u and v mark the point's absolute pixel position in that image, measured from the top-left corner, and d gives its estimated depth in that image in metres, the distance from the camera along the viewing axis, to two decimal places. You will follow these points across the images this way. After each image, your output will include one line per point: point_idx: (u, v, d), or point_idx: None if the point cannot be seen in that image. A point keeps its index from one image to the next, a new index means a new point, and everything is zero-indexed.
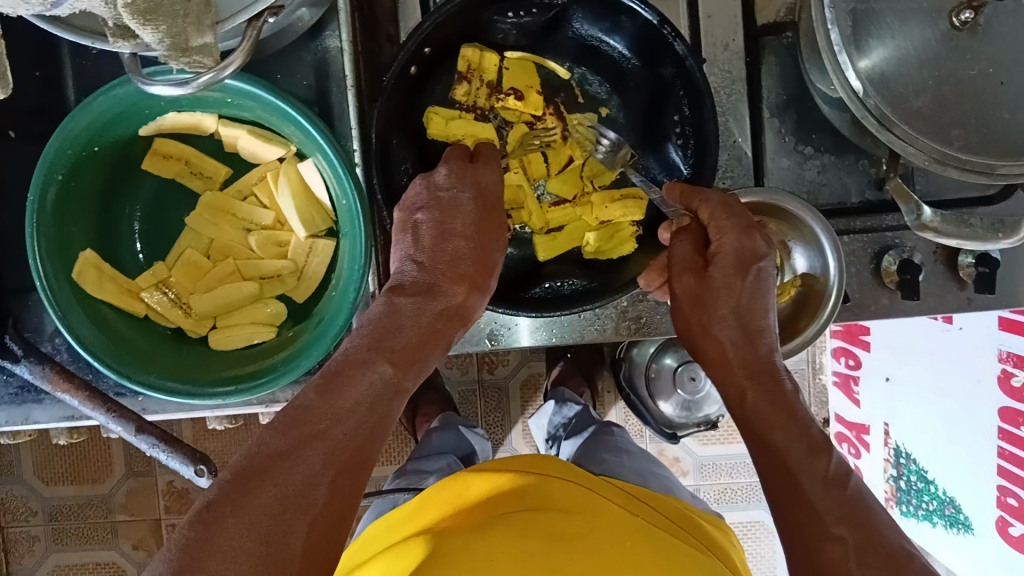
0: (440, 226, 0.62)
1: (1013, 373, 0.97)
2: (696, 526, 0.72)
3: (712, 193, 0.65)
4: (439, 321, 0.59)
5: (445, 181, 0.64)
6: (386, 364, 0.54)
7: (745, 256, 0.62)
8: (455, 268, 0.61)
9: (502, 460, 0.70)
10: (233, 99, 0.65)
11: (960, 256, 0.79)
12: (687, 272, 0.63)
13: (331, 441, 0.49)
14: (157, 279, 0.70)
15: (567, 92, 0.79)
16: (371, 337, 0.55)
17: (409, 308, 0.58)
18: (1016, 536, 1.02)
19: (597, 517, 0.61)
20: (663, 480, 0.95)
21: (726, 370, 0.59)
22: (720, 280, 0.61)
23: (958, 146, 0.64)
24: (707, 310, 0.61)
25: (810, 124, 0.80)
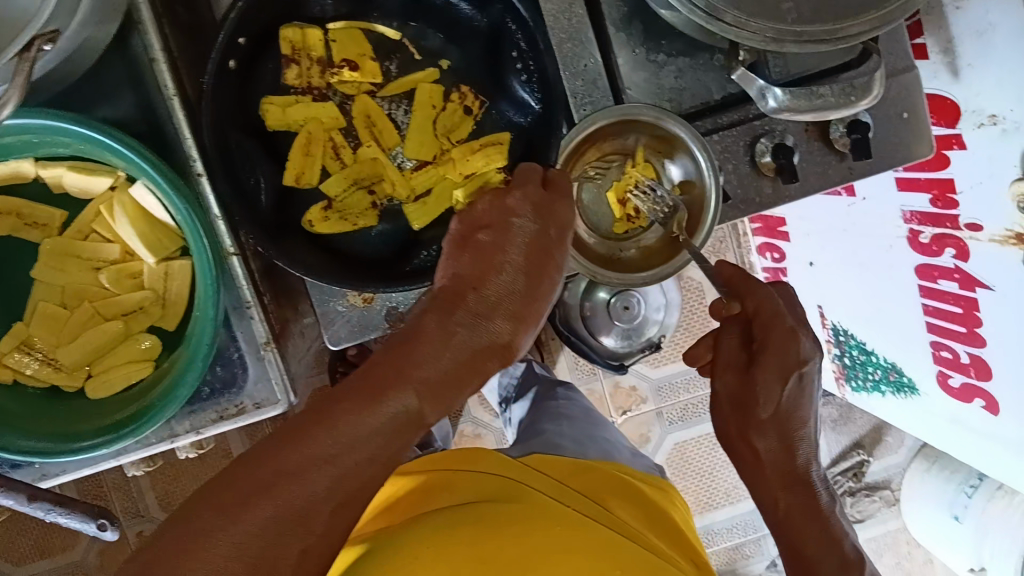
0: (495, 247, 0.57)
1: (920, 230, 0.97)
2: (624, 489, 0.74)
3: (764, 287, 0.60)
4: (473, 358, 0.52)
5: (518, 204, 0.59)
6: (412, 395, 0.48)
7: (787, 366, 0.60)
8: (502, 305, 0.55)
9: (479, 455, 0.71)
10: (41, 138, 0.61)
11: (832, 129, 0.78)
12: (729, 369, 0.62)
13: (343, 470, 0.44)
14: (18, 339, 0.66)
15: (402, 52, 0.76)
16: (389, 376, 0.48)
17: (444, 336, 0.51)
18: (958, 386, 1.03)
19: (520, 503, 0.63)
20: (600, 444, 0.95)
21: (762, 476, 0.62)
22: (761, 384, 0.60)
23: (792, 19, 0.63)
24: (748, 416, 0.61)
25: (657, 31, 0.77)
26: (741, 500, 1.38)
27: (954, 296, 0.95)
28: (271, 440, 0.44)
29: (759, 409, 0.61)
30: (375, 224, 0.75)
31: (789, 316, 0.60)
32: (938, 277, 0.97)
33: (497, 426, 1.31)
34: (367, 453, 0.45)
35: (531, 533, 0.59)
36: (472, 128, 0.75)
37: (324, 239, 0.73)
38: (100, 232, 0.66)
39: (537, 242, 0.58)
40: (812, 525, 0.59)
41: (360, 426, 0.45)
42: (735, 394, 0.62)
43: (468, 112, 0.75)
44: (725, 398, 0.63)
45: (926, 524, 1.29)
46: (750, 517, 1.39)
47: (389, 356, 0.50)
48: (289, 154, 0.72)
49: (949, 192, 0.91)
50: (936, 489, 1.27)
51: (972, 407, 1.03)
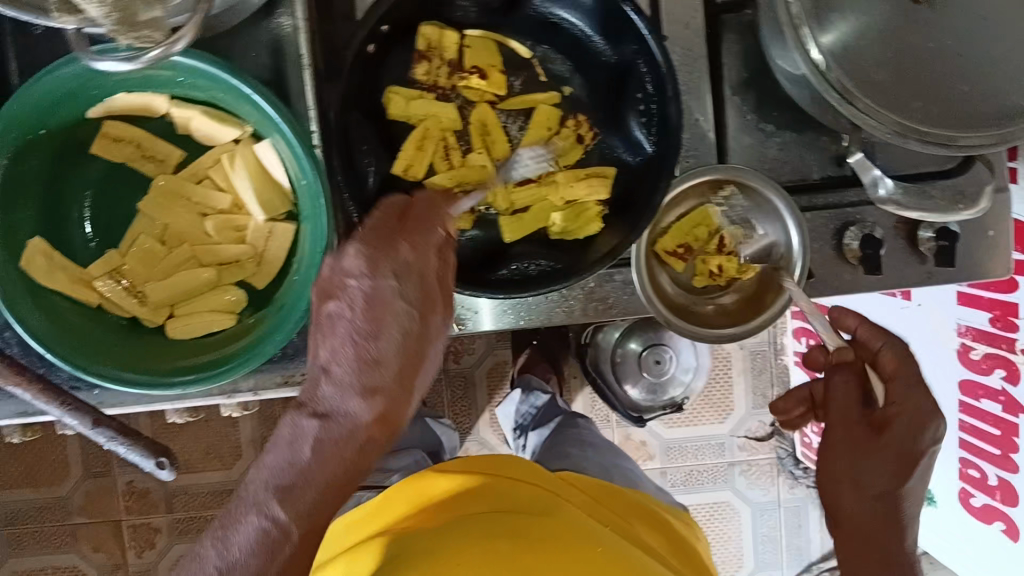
0: (358, 323, 0.54)
1: (972, 347, 0.98)
2: (656, 521, 0.74)
3: (888, 343, 0.62)
4: (349, 453, 0.53)
5: (353, 265, 0.55)
6: (281, 510, 0.50)
7: (919, 432, 0.58)
8: (366, 380, 0.54)
9: (513, 464, 0.71)
10: (186, 79, 0.63)
11: (920, 230, 0.80)
12: (848, 422, 0.61)
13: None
14: (111, 266, 0.68)
15: (530, 71, 0.78)
16: (274, 474, 0.52)
17: (316, 434, 0.53)
18: (979, 507, 1.04)
19: (562, 524, 0.63)
20: (624, 472, 0.93)
21: (876, 539, 0.59)
22: (887, 446, 0.58)
23: (918, 118, 0.64)
24: (863, 477, 0.59)
25: (771, 101, 0.80)
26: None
27: (994, 419, 0.97)
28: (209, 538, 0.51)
29: (884, 484, 0.58)
30: (469, 228, 0.76)
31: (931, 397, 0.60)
32: (982, 396, 0.98)
33: (504, 450, 1.32)
34: (264, 544, 0.49)
35: (568, 559, 0.59)
36: (580, 156, 0.77)
37: None
38: (215, 179, 0.67)
39: (396, 311, 0.55)
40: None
41: (235, 550, 0.49)
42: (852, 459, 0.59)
43: (580, 140, 0.77)
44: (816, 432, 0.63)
45: None
46: None
47: (275, 465, 0.53)
48: (402, 146, 0.73)
49: (1010, 315, 0.92)
50: None
51: (992, 529, 1.03)
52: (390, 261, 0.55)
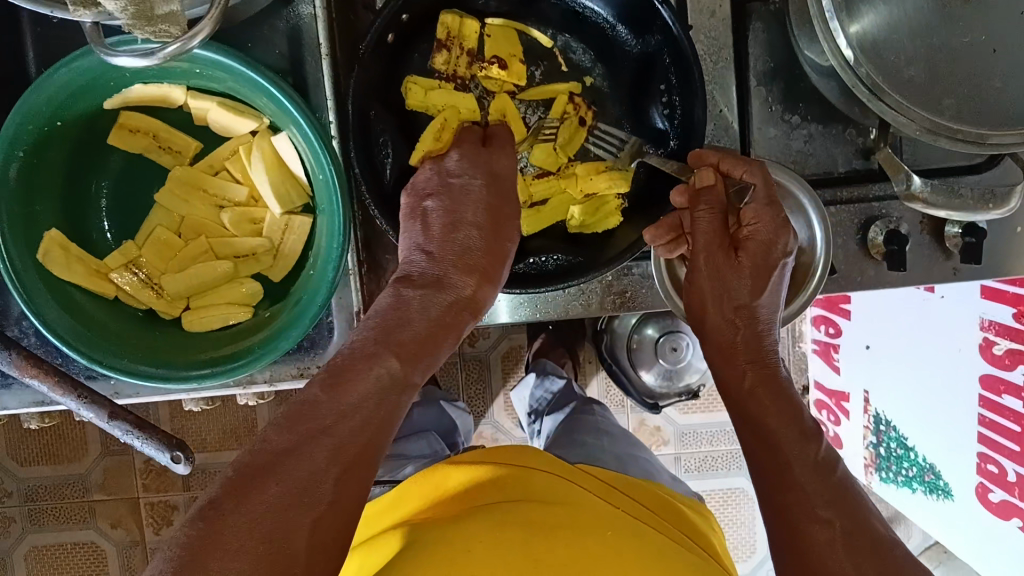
0: (450, 213, 0.66)
1: (995, 341, 0.97)
2: (676, 510, 0.73)
3: (750, 164, 0.65)
4: (448, 312, 0.62)
5: (457, 167, 0.68)
6: (393, 358, 0.56)
7: (772, 249, 0.62)
8: (465, 258, 0.65)
9: (523, 452, 0.72)
10: (202, 70, 0.62)
11: (947, 226, 0.78)
12: (715, 249, 0.62)
13: (338, 437, 0.50)
14: (127, 257, 0.67)
15: (549, 61, 0.76)
16: (377, 327, 0.58)
17: (419, 301, 0.61)
18: (998, 502, 1.03)
19: (577, 505, 0.63)
20: (641, 465, 0.91)
21: (733, 347, 0.63)
22: (748, 264, 0.61)
23: (949, 116, 0.63)
24: (724, 290, 0.63)
25: (798, 93, 0.78)
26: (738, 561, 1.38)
27: (1016, 415, 0.95)
28: (274, 428, 0.50)
29: (741, 297, 0.62)
30: None
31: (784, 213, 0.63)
32: (1004, 391, 0.97)
33: (518, 433, 1.32)
34: (382, 381, 0.54)
35: (584, 532, 0.59)
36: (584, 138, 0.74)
37: None
38: (231, 171, 0.67)
39: (488, 206, 0.67)
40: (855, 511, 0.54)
41: (353, 394, 0.52)
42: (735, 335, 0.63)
43: (580, 123, 0.74)
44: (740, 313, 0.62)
45: None
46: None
47: (377, 323, 0.59)
48: (421, 134, 0.71)
49: None
50: None
51: (1010, 526, 1.02)
52: (492, 169, 0.68)
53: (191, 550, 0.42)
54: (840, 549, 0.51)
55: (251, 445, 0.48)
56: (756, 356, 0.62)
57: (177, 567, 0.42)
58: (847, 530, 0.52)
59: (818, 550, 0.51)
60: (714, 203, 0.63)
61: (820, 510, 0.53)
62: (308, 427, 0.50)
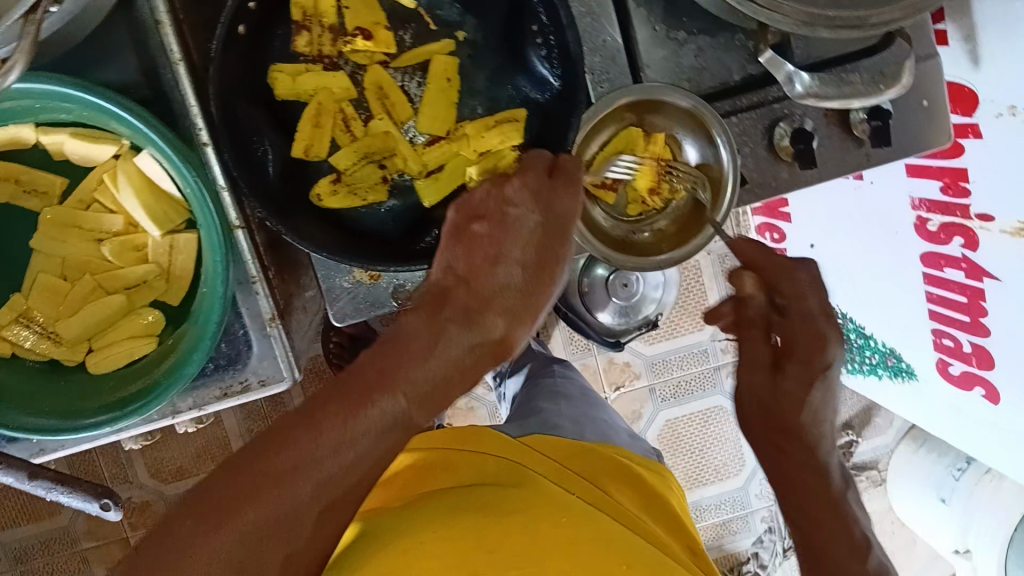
0: (496, 245, 0.57)
1: (928, 219, 0.96)
2: (626, 470, 0.71)
3: (812, 302, 0.62)
4: (469, 355, 0.55)
5: (516, 194, 0.58)
6: (404, 397, 0.50)
7: (817, 371, 0.64)
8: (496, 302, 0.56)
9: (471, 431, 0.69)
10: (43, 103, 0.58)
11: (852, 114, 0.77)
12: (759, 377, 0.67)
13: (327, 470, 0.46)
14: (16, 312, 0.64)
15: (418, 22, 0.73)
16: (387, 363, 0.51)
17: (446, 335, 0.54)
18: (958, 374, 1.03)
19: (530, 484, 0.61)
20: (599, 425, 0.87)
21: (765, 423, 0.69)
22: (791, 388, 0.65)
23: (824, 3, 0.61)
24: (780, 412, 0.66)
25: (678, 8, 0.75)
26: (729, 477, 1.38)
27: (958, 285, 0.95)
28: (258, 448, 0.46)
29: (780, 415, 0.67)
30: (385, 200, 0.73)
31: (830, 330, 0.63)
32: (945, 265, 0.96)
33: (491, 399, 1.30)
34: (390, 420, 0.49)
35: (535, 515, 0.56)
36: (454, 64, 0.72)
37: (332, 212, 0.72)
38: (102, 202, 0.63)
39: (535, 245, 0.58)
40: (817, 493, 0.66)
41: (355, 428, 0.48)
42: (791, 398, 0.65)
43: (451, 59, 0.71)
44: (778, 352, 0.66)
45: (916, 506, 1.28)
46: (738, 494, 1.38)
47: (390, 351, 0.52)
48: (298, 126, 0.70)
49: (961, 181, 0.90)
50: (924, 470, 1.26)
51: (972, 396, 1.03)
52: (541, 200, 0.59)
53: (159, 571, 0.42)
54: None
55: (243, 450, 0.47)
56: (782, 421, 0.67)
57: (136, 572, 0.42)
58: None
59: None
60: (753, 316, 0.66)
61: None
62: (299, 455, 0.46)
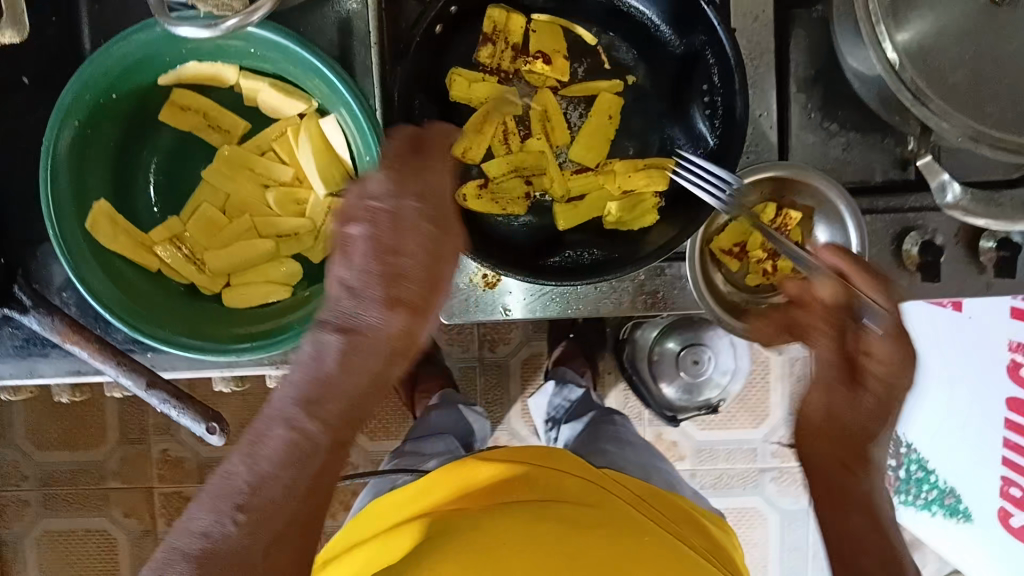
0: (382, 240, 0.51)
1: (1021, 363, 0.96)
2: (693, 521, 0.71)
3: (881, 294, 0.60)
4: (376, 361, 0.52)
5: (379, 188, 0.52)
6: (312, 422, 0.50)
7: (890, 383, 0.60)
8: (397, 288, 0.51)
9: (528, 450, 0.71)
10: (257, 50, 0.63)
11: (981, 240, 0.78)
12: (836, 389, 0.61)
13: (259, 509, 0.48)
14: (172, 233, 0.69)
15: (593, 58, 0.77)
16: (303, 386, 0.51)
17: (342, 349, 0.51)
18: (1017, 527, 1.01)
19: (605, 511, 0.63)
20: (665, 475, 0.89)
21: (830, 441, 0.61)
22: (867, 407, 0.60)
23: (991, 123, 0.63)
24: (852, 436, 0.61)
25: (837, 101, 0.78)
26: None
27: None
28: (207, 500, 0.49)
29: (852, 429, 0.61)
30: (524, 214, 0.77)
31: (906, 366, 0.59)
32: None
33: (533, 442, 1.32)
34: (297, 441, 0.49)
35: (604, 540, 0.58)
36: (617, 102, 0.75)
37: (472, 215, 0.73)
38: (278, 153, 0.68)
39: (421, 232, 0.53)
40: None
41: (265, 463, 0.49)
42: (863, 412, 0.61)
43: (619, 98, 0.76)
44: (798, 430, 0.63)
45: None
46: None
47: (302, 377, 0.51)
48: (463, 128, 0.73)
49: None
50: None
51: None
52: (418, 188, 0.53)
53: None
54: None
55: (178, 534, 0.48)
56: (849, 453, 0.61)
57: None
58: None
59: None
60: (835, 325, 0.61)
61: None
62: (230, 500, 0.48)
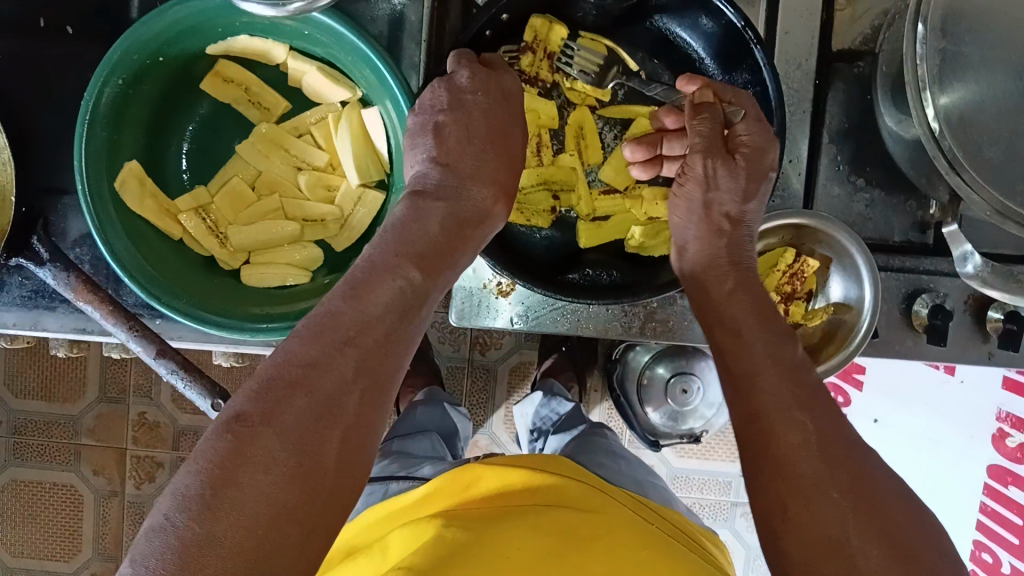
0: (465, 128, 0.59)
1: (1008, 434, 0.97)
2: (695, 535, 0.73)
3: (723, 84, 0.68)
4: (467, 227, 0.56)
5: (470, 83, 0.60)
6: (415, 271, 0.50)
7: (756, 156, 0.64)
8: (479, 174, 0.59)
9: (530, 456, 0.73)
10: (310, 32, 0.63)
11: (990, 310, 0.80)
12: (717, 152, 0.62)
13: (362, 349, 0.45)
14: (197, 203, 0.68)
15: (633, 83, 0.78)
16: (400, 240, 0.52)
17: (440, 212, 0.55)
18: None
19: (615, 519, 0.64)
20: (659, 492, 0.89)
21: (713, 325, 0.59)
22: (741, 167, 0.63)
23: (1020, 202, 0.65)
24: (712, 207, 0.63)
25: (867, 157, 0.79)
26: None
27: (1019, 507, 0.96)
28: (301, 335, 0.45)
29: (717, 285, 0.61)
30: (547, 228, 0.77)
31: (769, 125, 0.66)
32: (1010, 483, 0.97)
33: (513, 448, 1.33)
34: (404, 290, 0.49)
35: (622, 545, 0.60)
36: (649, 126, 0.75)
37: None
38: (316, 136, 0.68)
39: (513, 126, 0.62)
40: (851, 462, 0.48)
41: (372, 306, 0.47)
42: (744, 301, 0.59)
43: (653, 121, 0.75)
44: (719, 304, 0.60)
45: None
46: None
47: (393, 235, 0.52)
48: None
49: None
50: None
51: None
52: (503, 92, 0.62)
53: (231, 485, 0.39)
54: (853, 518, 0.45)
55: (277, 354, 0.44)
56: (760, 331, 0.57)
57: (216, 482, 0.39)
58: (850, 490, 0.46)
59: (818, 529, 0.45)
60: (714, 111, 0.63)
61: (819, 474, 0.47)
62: (333, 334, 0.45)
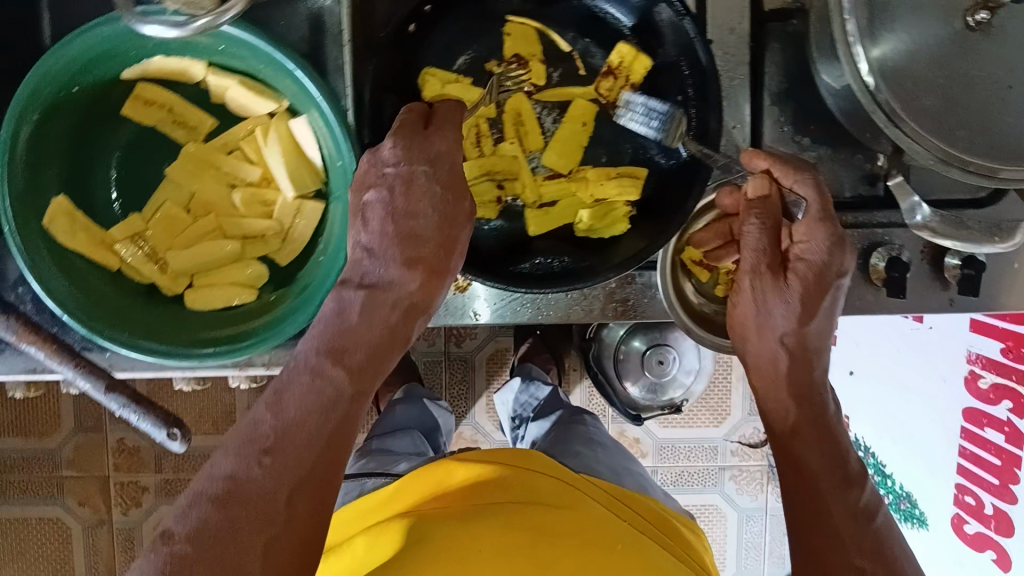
0: (390, 207, 0.58)
1: (980, 375, 0.95)
2: (669, 524, 0.72)
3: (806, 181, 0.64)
4: (393, 315, 0.58)
5: (390, 154, 0.58)
6: (341, 372, 0.55)
7: (823, 272, 0.64)
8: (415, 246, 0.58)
9: (483, 452, 0.72)
10: (225, 47, 0.61)
11: (947, 257, 0.80)
12: (766, 270, 0.64)
13: (282, 455, 0.50)
14: (133, 230, 0.66)
15: (568, 64, 0.76)
16: (325, 337, 0.56)
17: (361, 304, 0.57)
18: (972, 534, 1.00)
19: (586, 516, 0.63)
20: (637, 478, 0.89)
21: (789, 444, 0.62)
22: (797, 289, 0.63)
23: (962, 147, 0.64)
24: (766, 323, 0.64)
25: (809, 115, 0.79)
26: None
27: (997, 449, 0.93)
28: (229, 451, 0.51)
29: (782, 415, 0.64)
30: (495, 218, 0.76)
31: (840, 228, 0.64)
32: (986, 425, 0.94)
33: (497, 437, 1.32)
34: (320, 388, 0.53)
35: (592, 544, 0.59)
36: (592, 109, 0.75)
37: None
38: (245, 151, 0.66)
39: (433, 197, 0.59)
40: None
41: (288, 408, 0.52)
42: (813, 443, 0.62)
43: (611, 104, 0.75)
44: (783, 431, 0.63)
45: None
46: None
47: (323, 332, 0.57)
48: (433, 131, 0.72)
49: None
50: None
51: (981, 560, 0.99)
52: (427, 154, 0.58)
53: None
54: None
55: (206, 477, 0.50)
56: (826, 469, 0.60)
57: None
58: None
59: None
60: (765, 214, 0.65)
61: None
62: (254, 445, 0.50)
